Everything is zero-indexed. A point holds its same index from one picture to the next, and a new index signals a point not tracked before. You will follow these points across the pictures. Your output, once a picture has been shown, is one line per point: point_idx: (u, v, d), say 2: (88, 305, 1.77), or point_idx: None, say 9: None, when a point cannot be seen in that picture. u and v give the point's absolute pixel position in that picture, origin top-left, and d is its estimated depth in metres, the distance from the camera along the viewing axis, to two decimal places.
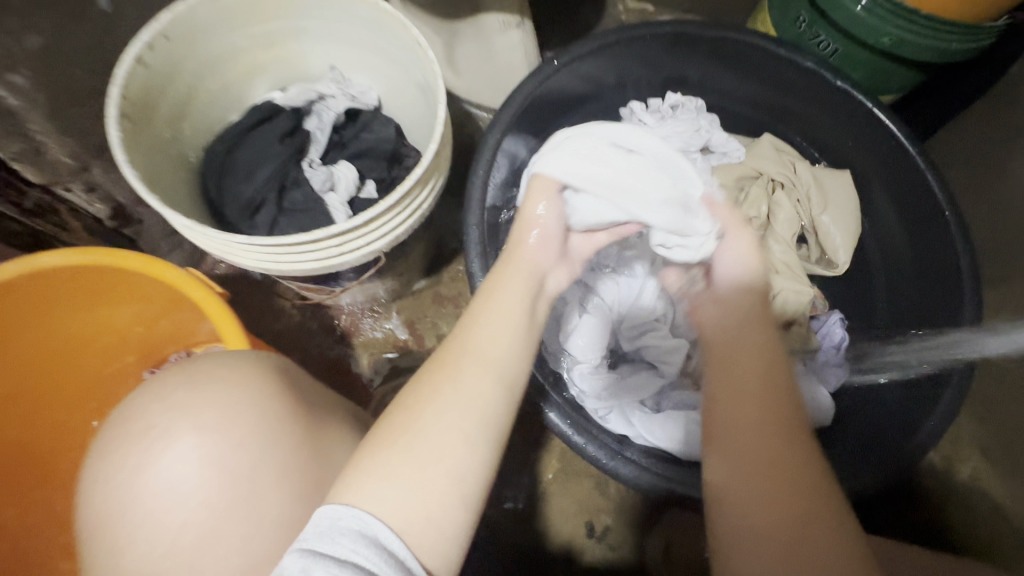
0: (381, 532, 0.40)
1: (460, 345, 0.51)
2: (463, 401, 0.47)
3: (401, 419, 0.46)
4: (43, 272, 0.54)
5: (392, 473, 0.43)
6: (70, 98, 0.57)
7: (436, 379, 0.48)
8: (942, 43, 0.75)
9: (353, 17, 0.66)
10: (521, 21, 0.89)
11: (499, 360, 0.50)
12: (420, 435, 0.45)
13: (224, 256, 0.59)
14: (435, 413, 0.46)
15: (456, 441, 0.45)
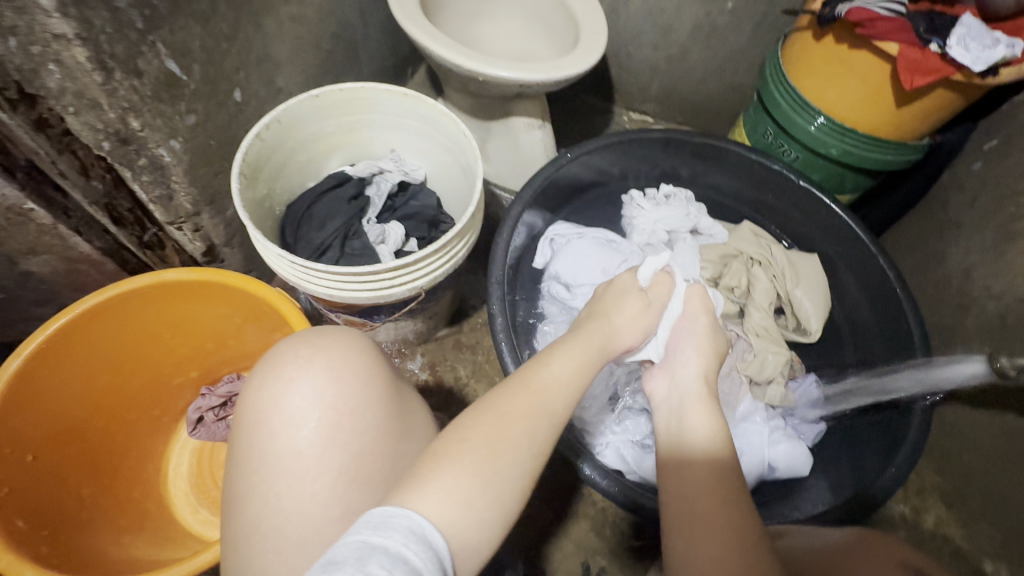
0: (431, 527, 0.39)
1: (524, 376, 0.52)
2: (522, 435, 0.47)
3: (466, 442, 0.45)
4: (164, 284, 0.70)
5: (456, 489, 0.42)
6: (203, 160, 0.76)
7: (500, 403, 0.49)
8: (876, 153, 0.95)
9: (416, 114, 0.86)
10: (542, 123, 1.12)
11: (552, 396, 0.51)
12: (487, 459, 0.44)
13: (297, 282, 0.74)
14: (498, 443, 0.46)
15: (498, 464, 0.45)
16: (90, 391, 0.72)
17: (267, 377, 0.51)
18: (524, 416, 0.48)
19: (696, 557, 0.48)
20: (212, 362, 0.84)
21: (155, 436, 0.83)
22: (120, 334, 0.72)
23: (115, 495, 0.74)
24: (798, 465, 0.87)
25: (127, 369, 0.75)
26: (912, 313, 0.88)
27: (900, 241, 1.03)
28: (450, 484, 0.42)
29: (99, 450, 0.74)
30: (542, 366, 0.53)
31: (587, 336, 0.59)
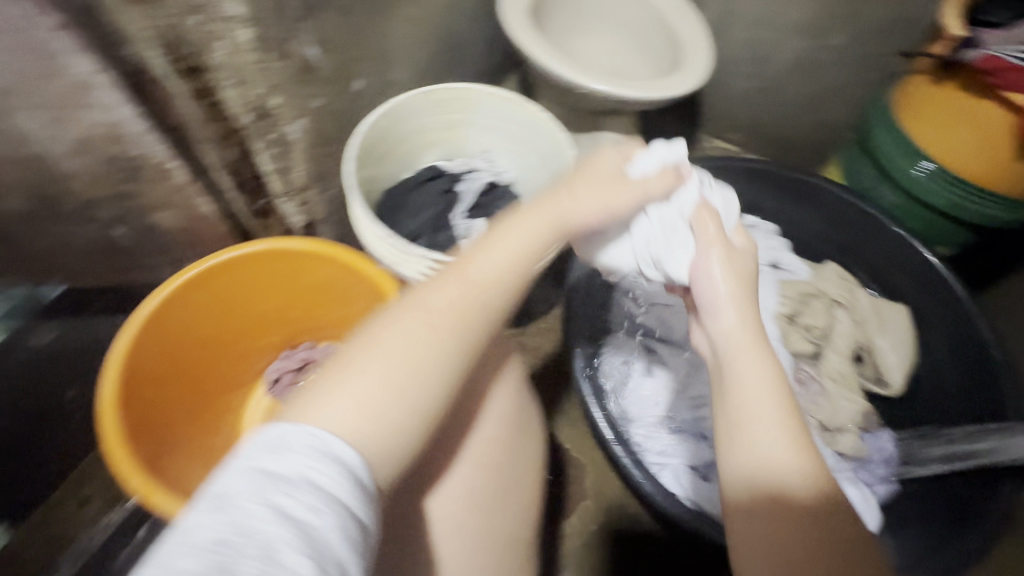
0: (337, 442, 0.42)
1: (457, 270, 0.52)
2: (437, 346, 0.48)
3: (385, 347, 0.47)
4: (285, 252, 0.76)
5: (363, 394, 0.44)
6: (320, 141, 0.82)
7: (428, 305, 0.49)
8: (985, 209, 0.90)
9: (517, 118, 0.90)
10: (630, 140, 1.13)
11: (484, 292, 0.51)
12: (407, 369, 0.46)
13: (394, 263, 0.79)
14: (393, 345, 0.47)
15: (422, 373, 0.47)
16: (195, 342, 0.79)
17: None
18: (438, 323, 0.49)
19: (756, 550, 0.47)
20: (300, 329, 0.90)
21: (235, 392, 0.88)
22: (227, 294, 0.78)
23: (201, 441, 0.81)
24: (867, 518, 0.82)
25: (225, 326, 0.82)
26: (1007, 379, 0.83)
27: (1001, 302, 0.97)
28: (361, 398, 0.44)
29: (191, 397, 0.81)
30: (469, 261, 0.52)
31: (524, 218, 0.54)
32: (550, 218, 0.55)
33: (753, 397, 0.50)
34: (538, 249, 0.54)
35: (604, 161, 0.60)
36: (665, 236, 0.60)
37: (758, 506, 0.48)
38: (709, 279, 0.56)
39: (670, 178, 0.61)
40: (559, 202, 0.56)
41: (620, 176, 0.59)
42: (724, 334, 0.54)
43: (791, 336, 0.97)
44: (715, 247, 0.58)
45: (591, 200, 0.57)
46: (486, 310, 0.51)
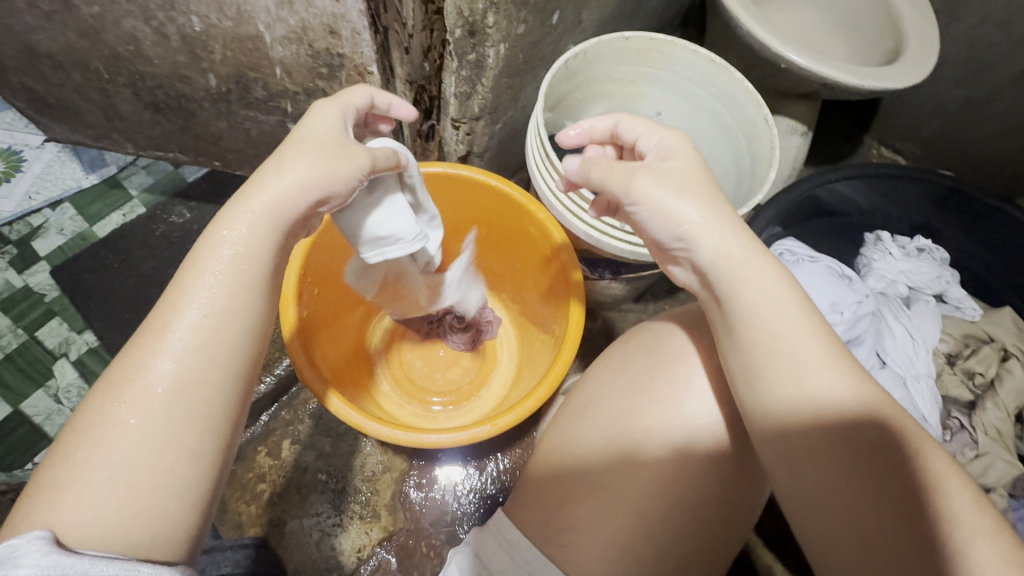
0: (68, 539, 0.39)
1: (171, 300, 0.47)
2: (194, 383, 0.45)
3: (124, 411, 0.43)
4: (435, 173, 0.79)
5: (110, 473, 0.41)
6: (509, 71, 0.79)
7: (148, 355, 0.45)
8: None
9: (711, 86, 0.84)
10: (806, 131, 1.04)
11: (225, 315, 0.47)
12: (142, 432, 0.43)
13: (565, 215, 0.75)
14: (166, 391, 0.44)
15: (186, 400, 0.45)
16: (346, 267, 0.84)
17: (657, 332, 0.64)
18: (198, 350, 0.46)
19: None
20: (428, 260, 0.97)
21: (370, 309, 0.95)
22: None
23: (343, 346, 0.87)
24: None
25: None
26: None
27: None
28: (125, 448, 0.42)
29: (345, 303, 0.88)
30: (191, 263, 0.48)
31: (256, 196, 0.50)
32: (260, 206, 0.50)
33: (775, 321, 0.51)
34: (283, 225, 0.51)
35: (316, 120, 0.56)
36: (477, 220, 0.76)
37: (809, 486, 0.48)
38: (661, 215, 0.55)
39: (390, 159, 0.60)
40: (267, 179, 0.51)
41: (330, 134, 0.55)
42: (710, 264, 0.54)
43: (948, 378, 0.89)
44: (635, 178, 0.56)
45: (299, 156, 0.52)
46: (233, 336, 0.48)
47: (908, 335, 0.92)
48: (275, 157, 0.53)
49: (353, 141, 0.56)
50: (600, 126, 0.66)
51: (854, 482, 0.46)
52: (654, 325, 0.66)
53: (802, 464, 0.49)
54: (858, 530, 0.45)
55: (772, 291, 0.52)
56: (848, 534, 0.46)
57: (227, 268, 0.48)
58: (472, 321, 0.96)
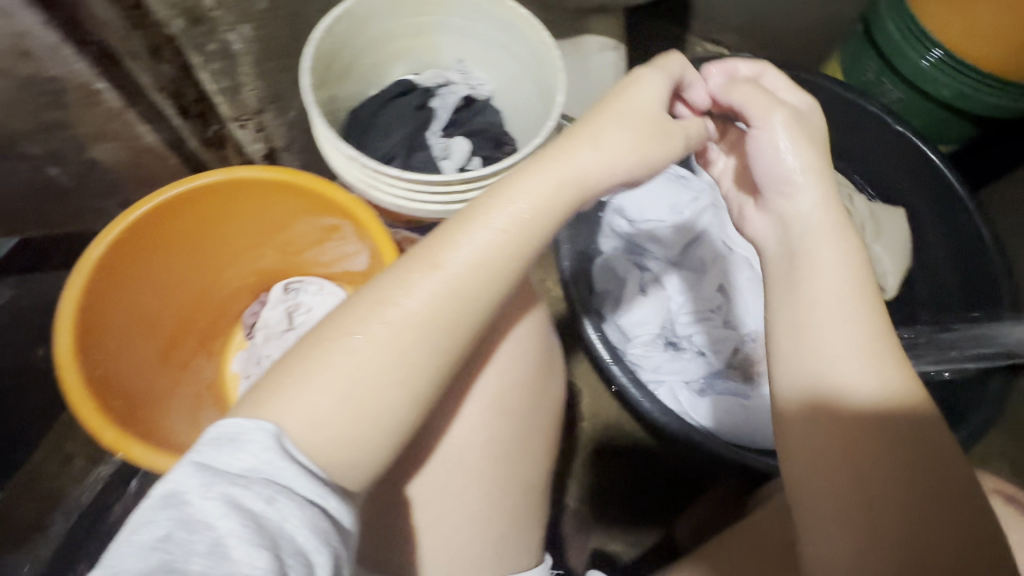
0: (291, 434, 0.40)
1: (430, 252, 0.46)
2: (427, 327, 0.45)
3: (342, 325, 0.45)
4: (199, 189, 0.69)
5: (338, 389, 0.42)
6: (274, 53, 0.72)
7: (391, 290, 0.45)
8: (997, 100, 0.84)
9: (493, 19, 0.80)
10: (617, 45, 1.04)
11: (473, 277, 0.46)
12: (367, 356, 0.43)
13: (367, 189, 0.71)
14: (403, 327, 0.44)
15: (420, 341, 0.44)
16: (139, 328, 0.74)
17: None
18: (443, 301, 0.45)
19: (830, 531, 0.41)
20: (268, 275, 0.91)
21: (213, 337, 0.89)
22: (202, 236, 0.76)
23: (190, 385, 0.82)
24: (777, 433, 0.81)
25: (204, 266, 0.79)
26: (1005, 279, 0.83)
27: (1005, 199, 0.94)
28: (346, 370, 0.43)
29: (181, 337, 0.82)
30: (461, 231, 0.47)
31: (560, 182, 0.49)
32: (572, 183, 0.49)
33: (818, 274, 0.47)
34: (554, 211, 0.49)
35: (638, 93, 0.53)
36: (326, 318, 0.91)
37: (814, 423, 0.44)
38: (772, 156, 0.52)
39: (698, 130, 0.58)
40: (580, 154, 0.50)
41: (655, 116, 0.53)
42: (801, 218, 0.50)
43: None
44: (775, 110, 0.52)
45: (622, 144, 0.50)
46: (498, 282, 0.47)
47: None
48: (595, 131, 0.50)
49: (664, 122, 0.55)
50: (746, 70, 0.59)
51: (890, 459, 0.41)
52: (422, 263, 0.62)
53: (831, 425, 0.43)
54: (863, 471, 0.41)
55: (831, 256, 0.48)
56: (851, 478, 0.41)
57: (509, 228, 0.47)
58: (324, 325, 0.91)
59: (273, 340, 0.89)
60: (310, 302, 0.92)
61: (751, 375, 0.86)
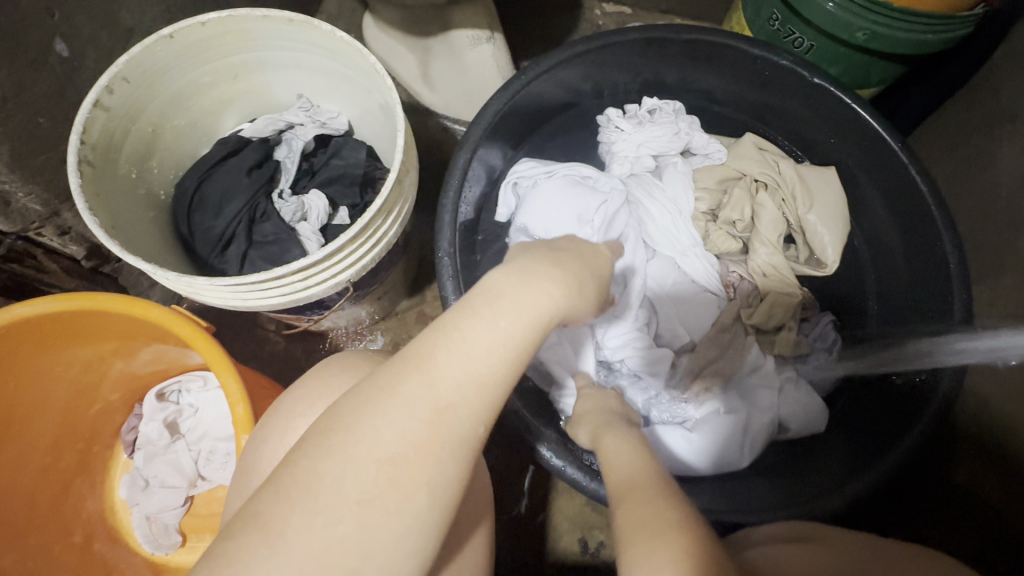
0: None
1: (421, 370, 0.34)
2: (428, 476, 0.34)
3: (319, 469, 0.32)
4: None
5: (322, 558, 0.31)
6: (36, 146, 0.58)
7: (375, 424, 0.33)
8: (915, 35, 0.73)
9: (314, 46, 0.65)
10: (491, 34, 0.92)
11: (468, 406, 0.35)
12: (358, 518, 0.32)
13: (190, 296, 0.57)
14: (407, 479, 0.34)
15: (421, 488, 0.34)
16: None
17: (281, 426, 0.48)
18: (437, 439, 0.34)
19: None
20: (138, 384, 0.78)
21: (91, 467, 0.77)
22: (14, 381, 0.62)
23: (64, 539, 0.70)
24: (729, 457, 0.74)
25: (40, 409, 0.67)
26: (949, 238, 0.71)
27: (940, 138, 0.84)
28: (324, 534, 0.32)
29: (44, 487, 0.70)
30: (447, 352, 0.35)
31: (541, 312, 0.37)
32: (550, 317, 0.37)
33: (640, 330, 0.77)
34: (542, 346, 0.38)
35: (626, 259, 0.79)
36: (216, 415, 0.80)
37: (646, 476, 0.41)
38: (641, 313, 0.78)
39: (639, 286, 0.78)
40: (551, 291, 0.38)
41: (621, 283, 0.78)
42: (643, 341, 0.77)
43: (714, 236, 0.85)
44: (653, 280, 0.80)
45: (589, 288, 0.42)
46: (497, 407, 0.36)
47: (667, 211, 0.85)
48: (529, 268, 0.39)
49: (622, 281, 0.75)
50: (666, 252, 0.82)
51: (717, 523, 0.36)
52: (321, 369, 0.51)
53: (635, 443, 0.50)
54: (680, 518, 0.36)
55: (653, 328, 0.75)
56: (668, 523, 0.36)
57: (508, 354, 0.36)
58: (217, 424, 0.79)
59: (157, 458, 0.78)
60: (196, 399, 0.81)
61: (693, 398, 0.76)
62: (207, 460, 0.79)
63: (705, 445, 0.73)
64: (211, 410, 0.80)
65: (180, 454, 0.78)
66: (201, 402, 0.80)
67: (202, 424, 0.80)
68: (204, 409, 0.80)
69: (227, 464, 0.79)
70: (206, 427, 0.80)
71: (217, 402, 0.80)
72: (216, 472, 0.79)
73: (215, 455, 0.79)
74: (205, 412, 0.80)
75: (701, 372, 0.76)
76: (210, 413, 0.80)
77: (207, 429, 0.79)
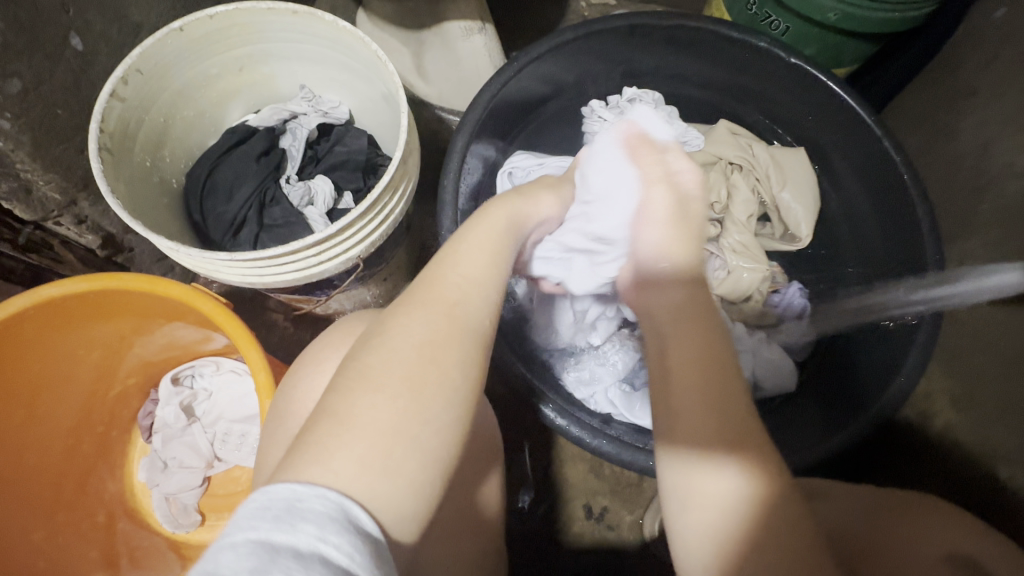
0: (351, 499, 0.34)
1: (430, 285, 0.44)
2: (455, 356, 0.41)
3: (369, 365, 0.39)
4: (12, 316, 0.58)
5: (376, 434, 0.36)
6: (55, 137, 0.61)
7: (401, 325, 0.41)
8: (882, 15, 0.77)
9: (317, 37, 0.69)
10: (483, 26, 0.95)
11: (470, 304, 0.44)
12: (405, 397, 0.38)
13: (209, 274, 0.60)
14: (438, 360, 0.40)
15: (446, 370, 0.40)
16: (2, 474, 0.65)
17: (309, 373, 0.51)
18: (455, 328, 0.42)
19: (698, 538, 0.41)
20: (153, 369, 0.81)
21: (110, 450, 0.80)
22: (38, 363, 0.65)
23: (89, 517, 0.74)
24: None
25: (62, 392, 0.70)
26: (921, 204, 0.76)
27: (910, 113, 0.89)
28: (373, 414, 0.37)
29: (68, 467, 0.73)
30: (448, 268, 0.45)
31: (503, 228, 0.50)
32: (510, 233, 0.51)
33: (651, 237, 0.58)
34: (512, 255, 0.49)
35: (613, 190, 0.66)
36: (231, 398, 0.82)
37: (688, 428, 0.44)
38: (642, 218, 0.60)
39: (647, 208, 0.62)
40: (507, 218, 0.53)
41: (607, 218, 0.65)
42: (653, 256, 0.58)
43: None
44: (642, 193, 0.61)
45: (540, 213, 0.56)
46: (495, 304, 0.45)
47: None
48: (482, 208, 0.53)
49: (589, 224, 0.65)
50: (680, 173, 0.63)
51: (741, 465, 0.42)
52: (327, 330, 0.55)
53: (699, 389, 0.45)
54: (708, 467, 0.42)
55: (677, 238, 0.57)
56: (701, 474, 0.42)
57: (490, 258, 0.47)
58: (231, 406, 0.82)
59: (174, 440, 0.80)
60: (210, 383, 0.83)
61: None
62: (225, 441, 0.82)
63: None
64: (226, 393, 0.82)
65: (196, 436, 0.81)
66: (216, 386, 0.83)
67: (218, 407, 0.82)
68: (219, 392, 0.83)
69: (245, 444, 0.81)
70: (221, 409, 0.82)
71: (232, 385, 0.83)
72: (234, 452, 0.81)
73: (231, 435, 0.82)
74: (221, 395, 0.83)
75: None
76: (225, 395, 0.82)
77: (223, 411, 0.82)
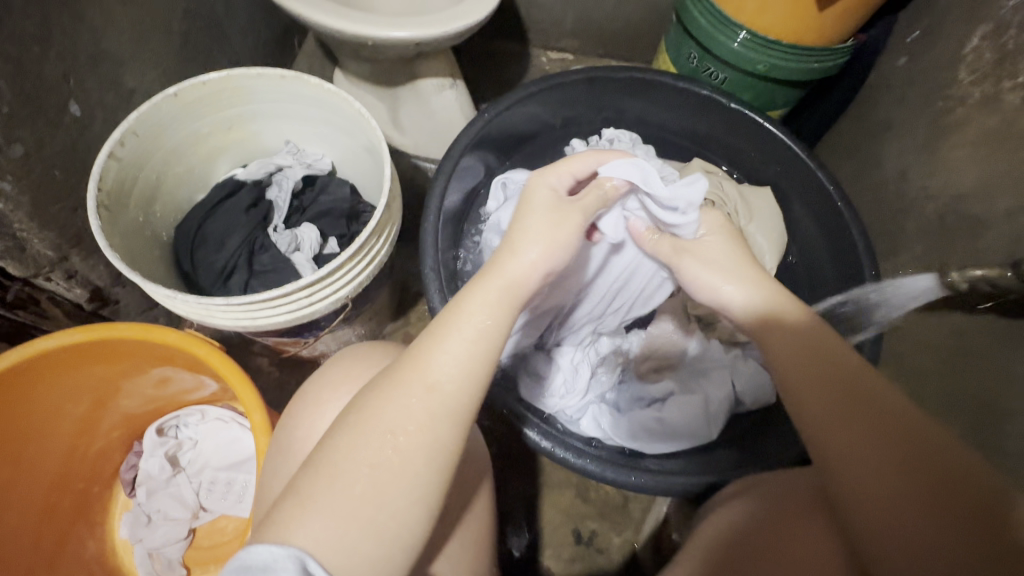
0: (314, 557, 0.38)
1: (414, 364, 0.45)
2: (425, 443, 0.43)
3: (344, 445, 0.42)
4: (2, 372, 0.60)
5: (343, 514, 0.40)
6: (51, 197, 0.64)
7: (378, 406, 0.43)
8: (804, 66, 0.90)
9: (303, 97, 0.74)
10: (453, 82, 1.04)
11: (455, 387, 0.44)
12: (370, 480, 0.41)
13: (203, 320, 0.63)
14: (404, 446, 0.42)
15: (418, 449, 0.42)
16: None
17: (308, 410, 0.53)
18: (428, 415, 0.43)
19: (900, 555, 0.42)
20: (137, 421, 0.81)
21: (90, 508, 0.78)
22: (23, 420, 0.65)
23: None
24: (697, 432, 0.78)
25: (46, 447, 0.70)
26: (855, 226, 0.85)
27: (838, 147, 1.00)
28: (346, 494, 0.40)
29: (47, 527, 0.72)
30: (435, 344, 0.45)
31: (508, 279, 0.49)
32: (499, 289, 0.48)
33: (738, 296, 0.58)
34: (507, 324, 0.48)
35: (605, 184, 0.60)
36: (218, 446, 0.82)
37: (854, 448, 0.46)
38: (704, 285, 0.60)
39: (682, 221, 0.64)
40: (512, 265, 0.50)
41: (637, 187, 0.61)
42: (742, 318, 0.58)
43: None
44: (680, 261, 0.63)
45: (543, 249, 0.50)
46: (476, 373, 0.46)
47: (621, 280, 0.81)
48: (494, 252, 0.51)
49: (564, 203, 0.55)
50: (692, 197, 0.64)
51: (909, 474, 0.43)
52: (321, 370, 0.58)
53: (856, 433, 0.46)
54: (875, 483, 0.44)
55: (772, 295, 0.57)
56: (880, 495, 0.43)
57: (486, 317, 0.47)
58: (216, 452, 0.82)
59: (159, 492, 0.80)
60: (196, 434, 0.83)
61: (647, 377, 0.84)
62: (213, 491, 0.81)
63: (673, 420, 0.78)
64: (213, 441, 0.82)
65: (181, 487, 0.80)
66: (201, 435, 0.83)
67: (204, 457, 0.82)
68: (204, 443, 0.83)
69: (234, 491, 0.81)
70: (208, 459, 0.82)
71: (219, 432, 0.83)
72: (222, 501, 0.81)
73: (217, 484, 0.81)
74: (207, 445, 0.82)
75: (650, 357, 0.85)
76: (211, 444, 0.82)
77: (209, 461, 0.82)
